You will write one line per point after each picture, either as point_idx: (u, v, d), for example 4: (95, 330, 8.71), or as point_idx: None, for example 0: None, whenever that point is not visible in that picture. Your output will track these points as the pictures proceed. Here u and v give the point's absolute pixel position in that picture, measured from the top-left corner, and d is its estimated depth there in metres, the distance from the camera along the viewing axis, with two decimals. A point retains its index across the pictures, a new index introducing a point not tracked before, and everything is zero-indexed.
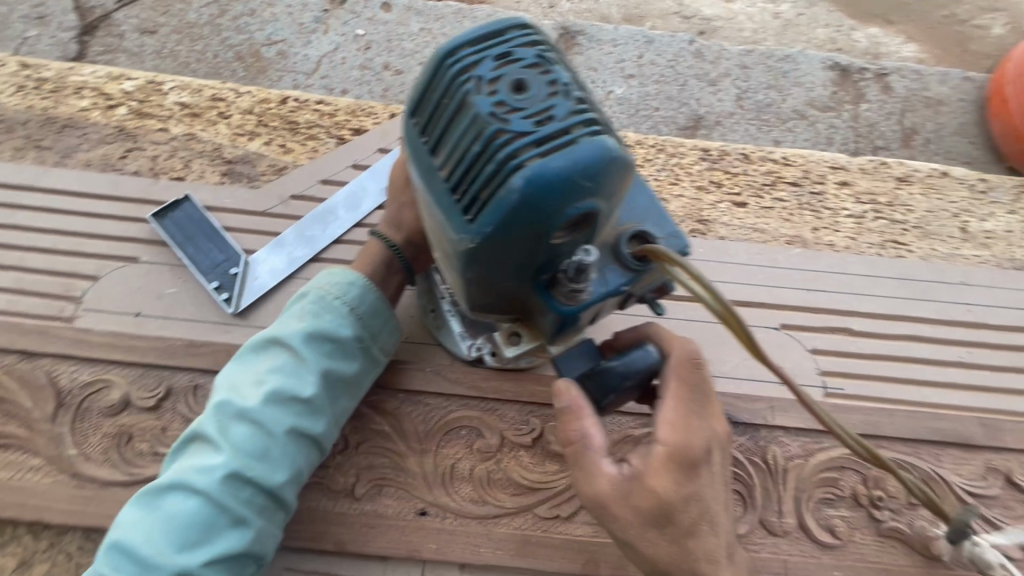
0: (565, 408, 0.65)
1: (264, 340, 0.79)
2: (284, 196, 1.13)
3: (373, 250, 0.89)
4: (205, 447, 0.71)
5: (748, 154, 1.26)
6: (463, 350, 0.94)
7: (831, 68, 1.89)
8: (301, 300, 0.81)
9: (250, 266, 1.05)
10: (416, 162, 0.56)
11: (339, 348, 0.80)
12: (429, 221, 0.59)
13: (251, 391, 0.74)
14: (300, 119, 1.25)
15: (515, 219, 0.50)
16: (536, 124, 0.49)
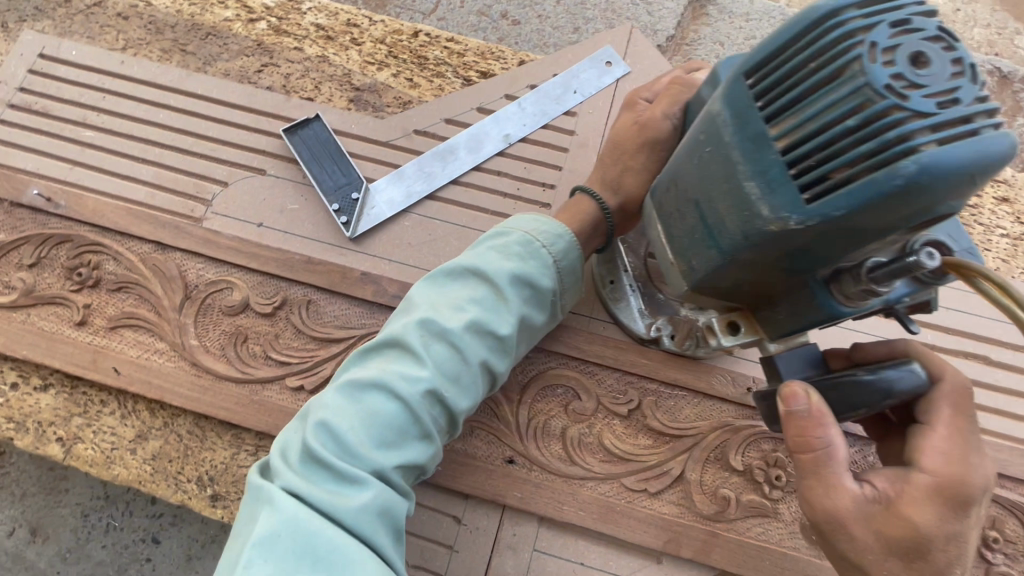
0: (808, 413, 0.59)
1: (470, 266, 0.79)
2: (408, 129, 1.13)
3: (584, 209, 0.89)
4: (407, 356, 0.72)
5: None
6: (637, 327, 0.94)
7: (989, 72, 1.70)
8: (508, 237, 0.81)
9: (370, 194, 1.06)
10: (738, 123, 0.52)
11: (535, 296, 0.81)
12: (712, 183, 0.55)
13: (457, 313, 0.75)
14: (429, 54, 1.23)
15: (875, 208, 0.46)
16: (936, 107, 0.45)
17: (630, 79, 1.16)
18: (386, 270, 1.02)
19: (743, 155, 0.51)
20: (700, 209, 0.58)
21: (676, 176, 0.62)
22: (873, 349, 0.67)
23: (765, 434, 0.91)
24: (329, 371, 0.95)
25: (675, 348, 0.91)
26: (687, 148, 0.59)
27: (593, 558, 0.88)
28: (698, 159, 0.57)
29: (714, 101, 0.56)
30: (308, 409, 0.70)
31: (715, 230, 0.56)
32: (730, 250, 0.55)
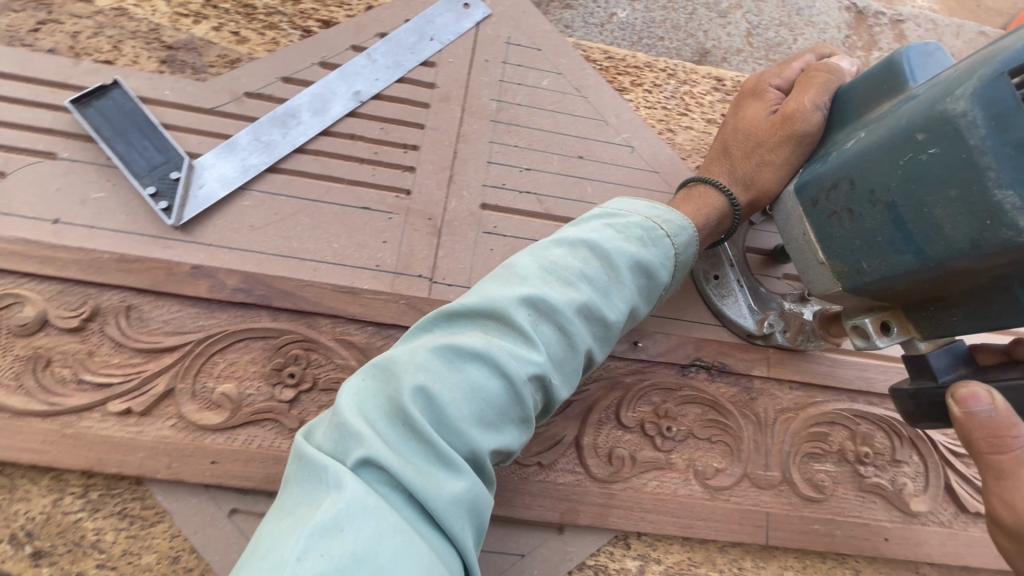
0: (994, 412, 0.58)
1: (590, 242, 0.75)
2: (237, 93, 0.96)
3: (705, 199, 0.89)
4: (514, 332, 0.66)
5: None
6: (750, 325, 0.93)
7: (847, 9, 1.78)
8: (631, 219, 0.79)
9: (195, 171, 0.90)
10: (994, 133, 0.54)
11: (648, 286, 0.79)
12: (932, 187, 0.59)
13: (567, 288, 0.71)
14: (257, 3, 1.05)
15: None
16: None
17: (491, 23, 1.06)
18: (225, 261, 0.87)
19: (998, 161, 0.54)
20: (902, 211, 0.63)
21: (871, 175, 0.65)
22: None
23: (654, 386, 0.89)
24: (162, 387, 0.80)
25: (789, 343, 0.93)
26: (895, 144, 0.62)
27: (490, 542, 0.83)
28: (910, 159, 0.61)
29: (955, 96, 0.56)
30: (393, 368, 0.61)
31: (921, 233, 0.61)
32: (938, 256, 0.60)
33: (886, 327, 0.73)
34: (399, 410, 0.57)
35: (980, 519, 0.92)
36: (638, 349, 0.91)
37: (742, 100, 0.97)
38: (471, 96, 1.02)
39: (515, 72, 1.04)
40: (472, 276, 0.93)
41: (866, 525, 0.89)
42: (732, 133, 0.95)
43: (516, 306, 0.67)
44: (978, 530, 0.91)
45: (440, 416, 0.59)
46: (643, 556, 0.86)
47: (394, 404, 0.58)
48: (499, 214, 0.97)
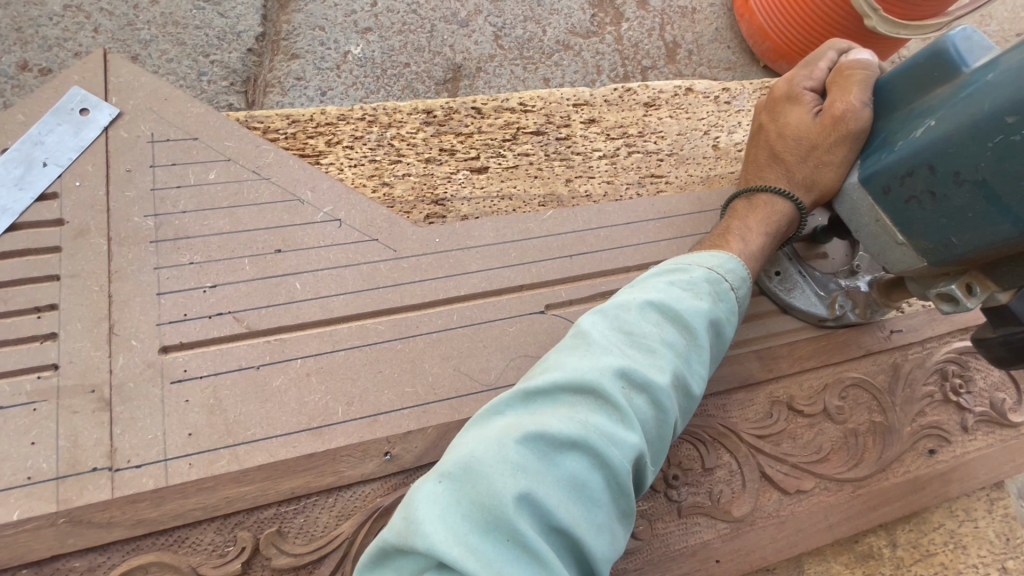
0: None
1: (664, 296, 0.65)
2: None
3: (769, 207, 0.84)
4: (612, 408, 0.55)
5: (480, 107, 1.05)
6: (821, 311, 0.95)
7: None
8: (697, 273, 0.69)
9: None
10: None
11: (717, 344, 0.69)
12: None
13: (647, 349, 0.60)
14: None
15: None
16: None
17: (124, 124, 0.87)
18: None
19: None
20: (993, 187, 0.63)
21: (952, 158, 0.66)
22: None
23: None
24: None
25: (861, 318, 0.94)
26: (979, 127, 0.63)
27: None
28: (1001, 141, 0.62)
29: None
30: (465, 477, 0.49)
31: (1018, 204, 0.61)
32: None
33: (970, 291, 0.72)
34: (501, 525, 0.46)
35: (804, 495, 0.88)
36: (389, 461, 0.78)
37: (775, 104, 0.88)
38: (116, 221, 0.82)
39: (170, 173, 0.86)
40: (166, 445, 0.73)
41: (695, 553, 0.81)
42: (772, 139, 0.87)
43: (609, 376, 0.56)
44: (802, 507, 0.87)
45: (547, 522, 0.48)
46: None
47: (481, 516, 0.47)
48: (187, 352, 0.79)
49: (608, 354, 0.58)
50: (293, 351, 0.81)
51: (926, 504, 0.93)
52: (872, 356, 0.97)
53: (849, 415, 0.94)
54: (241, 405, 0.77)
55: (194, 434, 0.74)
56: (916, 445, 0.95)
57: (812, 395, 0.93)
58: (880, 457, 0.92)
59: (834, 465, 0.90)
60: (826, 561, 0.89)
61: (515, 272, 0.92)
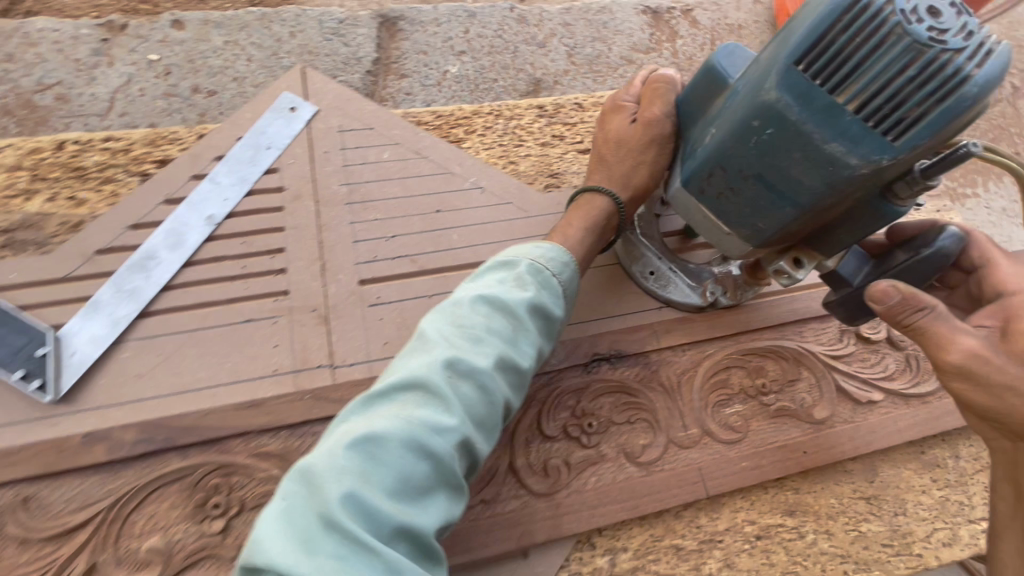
0: (901, 297, 0.71)
1: (474, 298, 0.76)
2: (88, 253, 0.97)
3: (597, 209, 0.94)
4: (437, 401, 0.66)
5: (581, 103, 1.29)
6: (695, 301, 1.03)
7: (643, 12, 2.02)
8: (521, 269, 0.80)
9: (63, 341, 0.90)
10: (800, 105, 0.64)
11: (548, 326, 0.81)
12: (767, 162, 0.69)
13: (475, 341, 0.71)
14: (86, 163, 1.06)
15: (945, 127, 0.61)
16: (969, 40, 0.59)
17: (321, 118, 1.13)
18: (117, 419, 0.87)
19: (814, 125, 0.64)
20: (768, 177, 0.70)
21: (724, 159, 0.73)
22: (908, 226, 0.83)
23: (564, 391, 0.96)
24: (84, 566, 0.79)
25: (731, 302, 1.02)
26: (738, 133, 0.70)
27: None
28: (757, 141, 0.68)
29: (766, 89, 0.66)
30: (313, 489, 0.58)
31: (788, 189, 0.69)
32: (811, 203, 0.69)
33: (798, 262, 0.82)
34: (338, 519, 0.55)
35: (874, 406, 1.05)
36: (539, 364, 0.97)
37: (605, 115, 1.00)
38: (321, 188, 1.08)
39: (355, 154, 1.12)
40: (371, 350, 0.96)
41: (785, 446, 0.99)
42: (600, 145, 0.98)
43: (432, 373, 0.67)
44: (873, 415, 1.04)
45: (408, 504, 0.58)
46: (608, 551, 0.92)
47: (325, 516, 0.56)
48: (379, 284, 1.02)
49: (431, 356, 0.69)
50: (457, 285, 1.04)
51: None
52: None
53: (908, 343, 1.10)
54: None
55: (389, 343, 0.97)
56: None
57: (876, 325, 1.10)
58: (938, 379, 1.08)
59: (899, 383, 1.07)
60: (895, 465, 1.05)
61: None
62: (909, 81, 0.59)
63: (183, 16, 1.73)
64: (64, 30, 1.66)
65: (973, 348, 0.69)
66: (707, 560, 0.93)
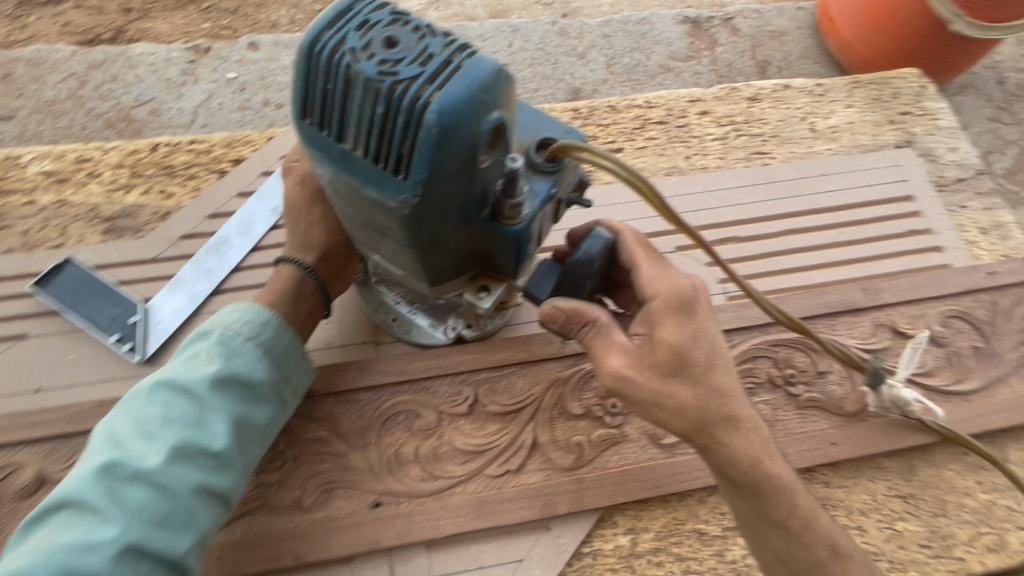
0: (565, 317, 0.81)
1: (169, 380, 0.81)
2: (174, 238, 1.11)
3: (287, 278, 0.96)
4: (91, 516, 0.70)
5: (615, 105, 1.35)
6: (440, 338, 1.02)
7: (683, 22, 2.07)
8: (209, 341, 0.85)
9: (150, 312, 1.03)
10: (333, 157, 0.72)
11: (252, 392, 0.85)
12: (365, 211, 0.77)
13: (148, 436, 0.76)
14: (175, 162, 1.22)
15: (438, 155, 0.67)
16: (423, 66, 0.67)
17: None
18: None
19: (352, 176, 0.72)
20: (373, 225, 0.78)
21: (349, 214, 0.82)
22: (578, 232, 0.91)
23: (590, 373, 1.00)
24: None
25: (475, 334, 1.01)
26: (337, 193, 0.79)
27: (489, 556, 0.90)
28: (344, 194, 0.77)
29: (316, 154, 0.75)
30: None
31: (390, 234, 0.77)
32: (411, 243, 0.76)
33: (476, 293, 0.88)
34: None
35: None
36: (566, 344, 1.02)
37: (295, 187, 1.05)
38: None
39: None
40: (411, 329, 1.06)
41: (813, 437, 0.99)
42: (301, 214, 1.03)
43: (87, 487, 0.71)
44: None
45: None
46: (630, 529, 0.94)
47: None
48: None
49: (93, 464, 0.72)
50: None
51: None
52: (972, 294, 1.10)
53: (950, 340, 1.07)
54: None
55: None
56: (1020, 369, 1.06)
57: (914, 321, 1.09)
58: (983, 377, 1.05)
59: (939, 380, 1.04)
60: (937, 465, 1.02)
61: (649, 222, 1.17)
62: (387, 114, 0.67)
63: (258, 39, 1.94)
64: (158, 53, 1.89)
65: (620, 369, 0.79)
66: (730, 546, 0.95)
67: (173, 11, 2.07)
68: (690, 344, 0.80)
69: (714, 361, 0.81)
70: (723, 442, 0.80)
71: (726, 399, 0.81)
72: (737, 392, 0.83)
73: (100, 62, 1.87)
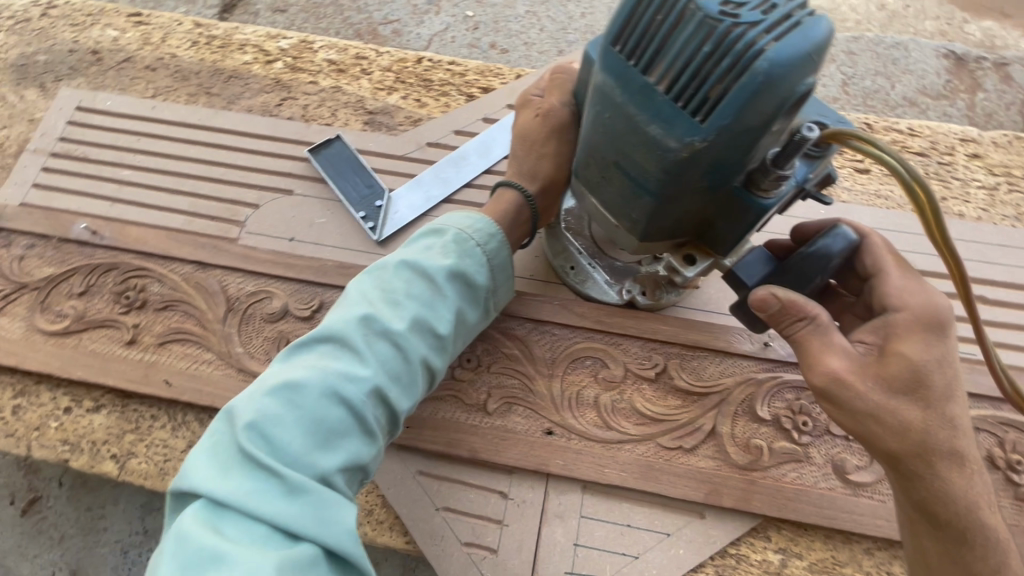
0: (780, 307, 0.75)
1: (411, 261, 0.86)
2: (422, 143, 1.23)
3: (507, 201, 0.98)
4: (350, 355, 0.76)
5: (871, 123, 1.25)
6: (614, 298, 1.03)
7: (945, 56, 1.85)
8: (446, 237, 0.90)
9: (392, 201, 1.15)
10: (623, 84, 0.66)
11: (472, 292, 0.90)
12: (626, 146, 0.69)
13: (393, 304, 0.82)
14: (433, 77, 1.34)
15: (749, 107, 0.60)
16: (766, 15, 0.60)
17: None
18: None
19: (638, 108, 0.65)
20: (624, 168, 0.72)
21: (594, 149, 0.75)
22: (806, 229, 0.88)
23: (786, 383, 0.96)
24: None
25: (649, 302, 1.01)
26: (595, 124, 0.72)
27: (642, 518, 0.92)
28: (607, 126, 0.70)
29: (600, 74, 0.68)
30: (230, 418, 0.70)
31: (643, 181, 0.70)
32: (659, 193, 0.70)
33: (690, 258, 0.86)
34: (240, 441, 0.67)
35: None
36: (766, 347, 0.99)
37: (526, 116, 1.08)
38: None
39: None
40: None
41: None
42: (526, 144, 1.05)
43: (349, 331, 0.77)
44: None
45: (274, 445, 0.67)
46: (784, 549, 0.91)
47: (237, 449, 0.67)
48: None
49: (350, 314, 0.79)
50: None
51: None
52: None
53: None
54: None
55: None
56: None
57: None
58: None
59: None
60: None
61: None
62: (708, 54, 0.60)
63: None
64: None
65: (839, 370, 0.73)
66: None
67: None
68: (933, 366, 0.72)
69: (951, 391, 0.74)
70: (939, 477, 0.73)
71: (957, 434, 0.73)
72: (966, 430, 0.75)
73: None
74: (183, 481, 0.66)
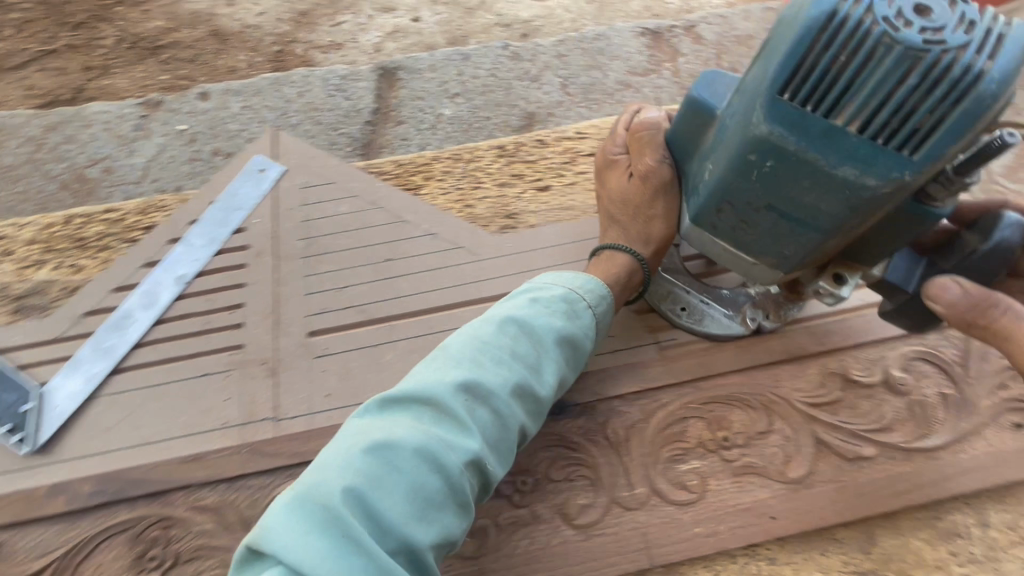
0: (963, 292, 0.72)
1: (519, 318, 0.84)
2: (77, 314, 1.08)
3: (621, 264, 0.96)
4: (449, 420, 0.74)
5: (543, 139, 1.28)
6: (737, 330, 0.98)
7: (642, 34, 1.99)
8: (554, 293, 0.88)
9: (45, 397, 1.00)
10: (797, 134, 0.65)
11: (578, 353, 0.88)
12: (781, 191, 0.70)
13: (496, 363, 0.80)
14: (89, 233, 1.20)
15: (967, 130, 0.60)
16: (972, 34, 0.59)
17: (286, 177, 1.20)
18: (83, 469, 0.94)
19: (821, 153, 0.64)
20: (781, 208, 0.72)
21: (733, 189, 0.74)
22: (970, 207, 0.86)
23: None
24: None
25: (775, 324, 0.97)
26: (739, 167, 0.71)
27: None
28: (760, 172, 0.70)
29: (755, 124, 0.66)
30: (324, 478, 0.66)
31: (807, 217, 0.71)
32: (829, 226, 0.70)
33: (840, 278, 0.83)
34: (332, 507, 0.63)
35: (865, 463, 0.90)
36: None
37: (601, 172, 1.06)
38: (281, 244, 1.14)
39: (314, 208, 1.17)
40: (313, 402, 0.99)
41: (749, 509, 0.87)
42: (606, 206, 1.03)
43: (450, 392, 0.75)
44: (865, 474, 0.89)
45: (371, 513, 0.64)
46: None
47: (326, 509, 0.63)
48: (326, 336, 1.05)
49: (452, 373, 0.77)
50: (400, 334, 1.04)
51: (1012, 480, 0.90)
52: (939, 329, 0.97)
53: (914, 387, 0.94)
54: (364, 374, 1.01)
55: (330, 395, 1.00)
56: (998, 419, 0.92)
57: (868, 366, 0.96)
58: (950, 429, 0.91)
59: (898, 436, 0.91)
60: (903, 535, 0.88)
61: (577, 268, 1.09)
62: (910, 89, 0.60)
63: (209, 88, 1.95)
64: (112, 111, 1.91)
65: None
66: None
67: (133, 65, 2.07)
68: None
69: None
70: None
71: None
72: None
73: (56, 124, 1.89)
74: (259, 541, 0.62)
